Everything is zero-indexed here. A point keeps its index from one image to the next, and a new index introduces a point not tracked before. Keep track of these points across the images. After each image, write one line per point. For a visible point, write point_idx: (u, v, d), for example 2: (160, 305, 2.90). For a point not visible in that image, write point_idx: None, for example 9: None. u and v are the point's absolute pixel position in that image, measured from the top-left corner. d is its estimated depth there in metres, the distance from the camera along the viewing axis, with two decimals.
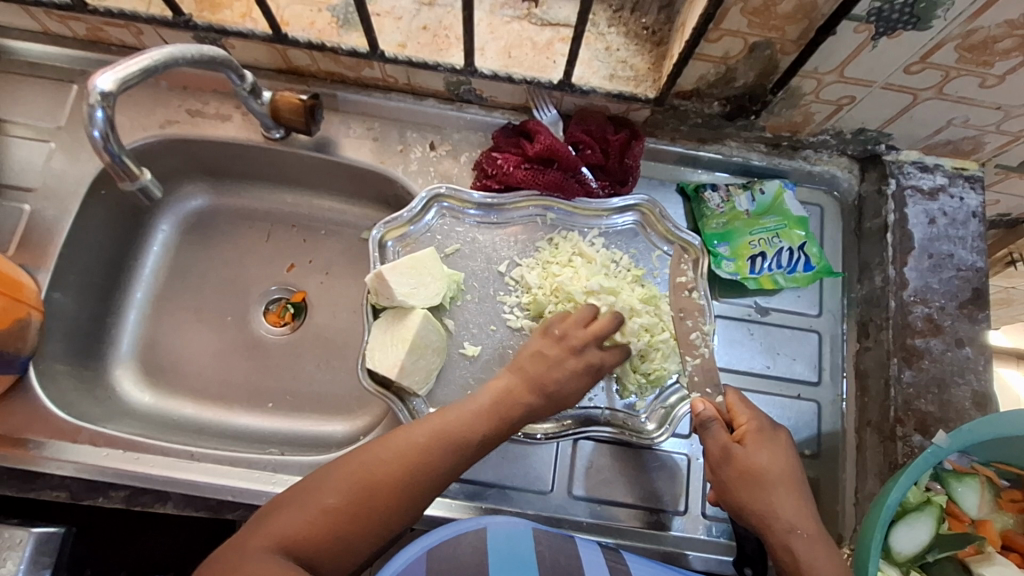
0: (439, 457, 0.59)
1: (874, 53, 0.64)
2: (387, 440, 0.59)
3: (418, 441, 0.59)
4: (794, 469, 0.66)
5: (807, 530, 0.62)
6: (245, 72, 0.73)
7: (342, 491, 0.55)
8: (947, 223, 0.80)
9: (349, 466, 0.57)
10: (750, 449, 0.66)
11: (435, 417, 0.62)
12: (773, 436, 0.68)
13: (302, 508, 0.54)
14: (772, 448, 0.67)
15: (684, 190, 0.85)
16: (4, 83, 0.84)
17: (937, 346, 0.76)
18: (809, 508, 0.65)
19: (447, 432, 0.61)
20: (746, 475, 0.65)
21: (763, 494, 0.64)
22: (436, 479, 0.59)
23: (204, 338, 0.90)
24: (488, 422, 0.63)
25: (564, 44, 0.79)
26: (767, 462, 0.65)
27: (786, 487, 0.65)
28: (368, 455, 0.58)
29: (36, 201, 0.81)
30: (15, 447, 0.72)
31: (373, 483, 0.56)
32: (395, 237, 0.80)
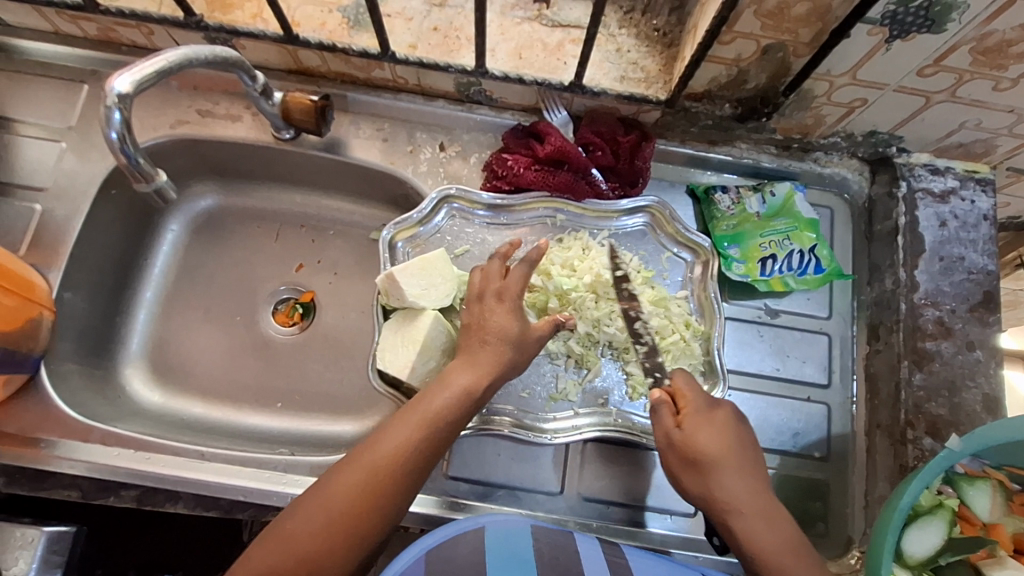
0: (403, 461, 0.60)
1: (888, 56, 0.64)
2: (354, 456, 0.60)
3: (381, 451, 0.60)
4: (736, 444, 0.67)
5: (749, 508, 0.63)
6: (257, 73, 0.73)
7: (316, 518, 0.57)
8: (958, 225, 0.80)
9: (321, 491, 0.59)
10: (689, 431, 0.66)
11: (397, 420, 0.62)
12: (714, 413, 0.68)
13: (278, 539, 0.56)
14: (714, 426, 0.67)
15: (694, 192, 0.85)
16: (15, 82, 0.84)
17: (948, 349, 0.76)
18: (756, 487, 0.65)
19: (421, 425, 0.62)
20: (688, 458, 0.66)
21: (707, 477, 0.65)
22: (404, 481, 0.60)
23: (212, 337, 0.90)
24: (445, 417, 0.63)
25: (575, 46, 0.79)
26: (708, 443, 0.66)
27: (729, 467, 0.65)
28: (336, 477, 0.59)
29: (47, 201, 0.81)
30: (28, 446, 0.72)
31: (342, 504, 0.57)
32: (405, 238, 0.80)
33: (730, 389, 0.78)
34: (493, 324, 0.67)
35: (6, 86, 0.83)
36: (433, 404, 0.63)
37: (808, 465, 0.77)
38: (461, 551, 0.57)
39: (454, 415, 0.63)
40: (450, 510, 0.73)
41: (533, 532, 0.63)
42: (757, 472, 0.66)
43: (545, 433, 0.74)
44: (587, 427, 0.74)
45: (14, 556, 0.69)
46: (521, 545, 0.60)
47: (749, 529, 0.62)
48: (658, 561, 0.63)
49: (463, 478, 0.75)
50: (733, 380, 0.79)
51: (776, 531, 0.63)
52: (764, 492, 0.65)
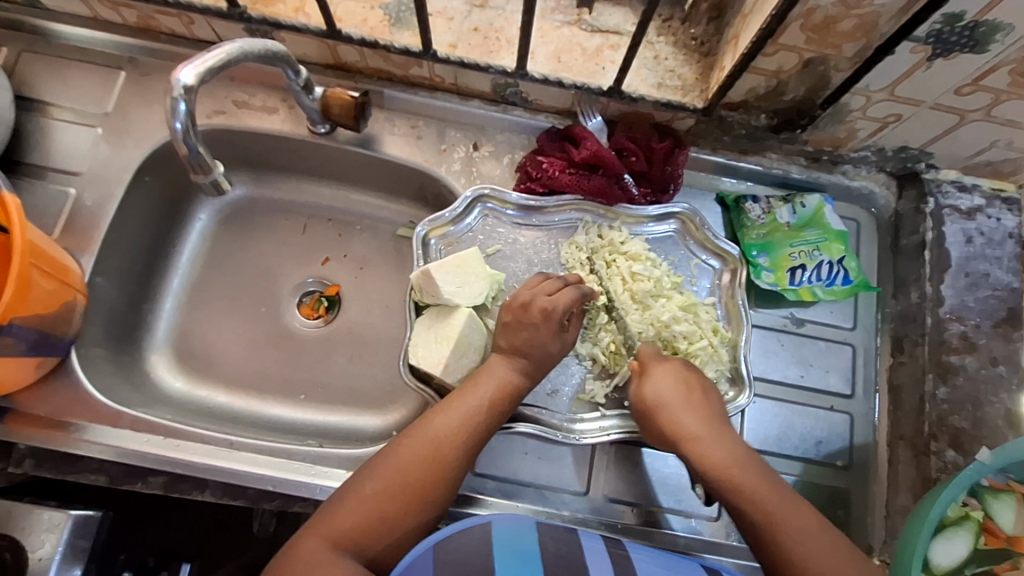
0: (463, 437, 0.64)
1: (927, 74, 0.65)
2: (416, 430, 0.64)
3: (444, 424, 0.64)
4: (688, 387, 0.69)
5: (706, 441, 0.65)
6: (301, 67, 0.73)
7: (386, 482, 0.60)
8: (984, 242, 0.81)
9: (388, 459, 0.62)
10: (641, 385, 0.70)
11: (454, 401, 0.66)
12: (665, 363, 0.71)
13: (351, 501, 0.58)
14: (665, 373, 0.70)
15: (723, 200, 0.86)
16: (52, 67, 0.84)
17: (972, 364, 0.77)
18: (715, 424, 0.67)
19: (470, 410, 0.65)
20: (645, 406, 0.69)
21: (662, 420, 0.68)
22: (464, 453, 0.63)
23: (238, 328, 0.90)
24: (500, 399, 0.67)
25: (613, 52, 0.80)
26: (660, 389, 0.69)
27: (682, 407, 0.68)
28: (403, 445, 0.62)
29: (81, 185, 0.81)
30: (57, 429, 0.72)
31: (410, 470, 0.60)
32: (438, 235, 0.80)
33: (756, 395, 0.79)
34: (536, 341, 0.70)
35: (42, 69, 0.84)
36: (488, 387, 0.67)
37: (829, 474, 0.78)
38: (466, 543, 0.56)
39: (506, 401, 0.68)
40: (478, 508, 0.74)
41: (539, 529, 0.61)
42: (712, 411, 0.68)
43: (572, 433, 0.74)
44: (615, 429, 0.75)
45: (39, 539, 0.69)
46: (527, 540, 0.58)
47: (709, 459, 0.64)
48: (661, 556, 0.62)
49: (490, 475, 0.76)
50: (759, 387, 0.80)
51: (733, 464, 0.64)
52: (721, 429, 0.67)
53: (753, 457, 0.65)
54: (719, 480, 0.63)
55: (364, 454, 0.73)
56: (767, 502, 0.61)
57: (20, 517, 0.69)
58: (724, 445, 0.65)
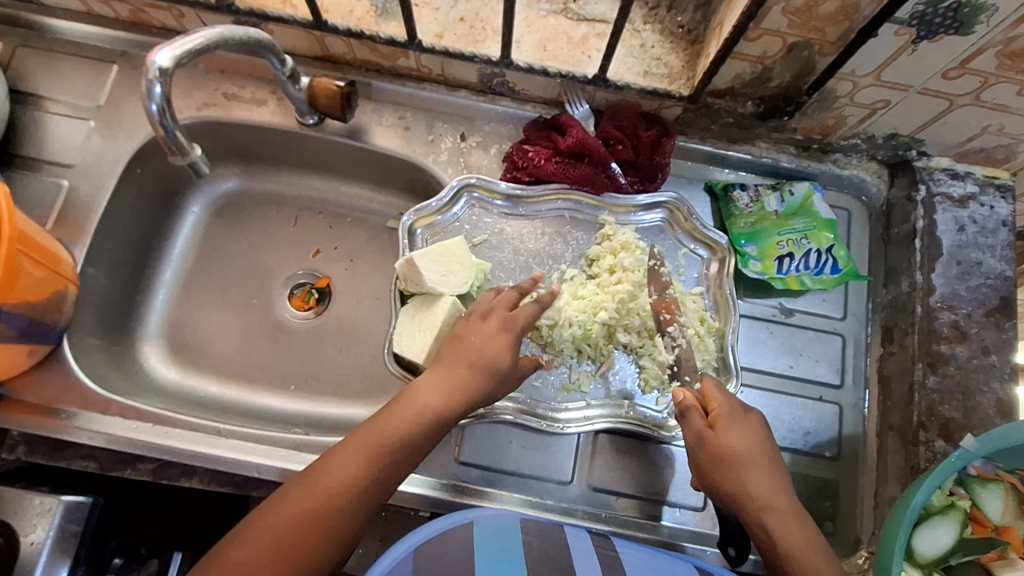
0: (354, 490, 0.59)
1: (913, 57, 0.64)
2: (307, 482, 0.59)
3: (335, 479, 0.59)
4: (763, 447, 0.67)
5: (780, 508, 0.64)
6: (286, 57, 0.74)
7: (258, 549, 0.55)
8: (976, 231, 0.80)
9: (266, 521, 0.57)
10: (720, 433, 0.66)
11: (353, 446, 0.61)
12: (743, 416, 0.68)
13: (214, 569, 0.54)
14: (744, 428, 0.67)
15: (712, 189, 0.86)
16: (46, 61, 0.85)
17: (963, 353, 0.76)
18: (783, 484, 0.66)
19: (365, 462, 0.60)
20: (717, 458, 0.66)
21: (737, 476, 0.65)
22: (395, 474, 0.62)
23: (228, 320, 0.91)
24: (443, 412, 0.64)
25: (599, 40, 0.79)
26: (739, 444, 0.66)
27: (760, 468, 0.65)
28: (328, 467, 0.60)
29: (74, 177, 0.82)
30: (48, 416, 0.73)
31: (334, 494, 0.58)
32: (424, 225, 0.81)
33: (742, 385, 0.79)
34: (486, 347, 0.67)
35: (38, 64, 0.85)
36: (431, 396, 0.64)
37: (818, 464, 0.78)
38: (449, 547, 0.57)
39: (414, 447, 0.63)
40: (462, 495, 0.74)
41: (523, 527, 0.63)
42: (781, 473, 0.67)
43: (557, 423, 0.75)
44: (599, 418, 0.75)
45: (31, 524, 0.70)
46: (512, 542, 0.60)
47: (780, 531, 0.63)
48: (649, 554, 0.63)
49: (474, 464, 0.76)
50: (746, 377, 0.79)
51: (799, 534, 0.63)
52: (789, 493, 0.66)
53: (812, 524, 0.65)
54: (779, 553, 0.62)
55: None
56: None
57: (12, 501, 0.70)
58: (796, 518, 0.64)
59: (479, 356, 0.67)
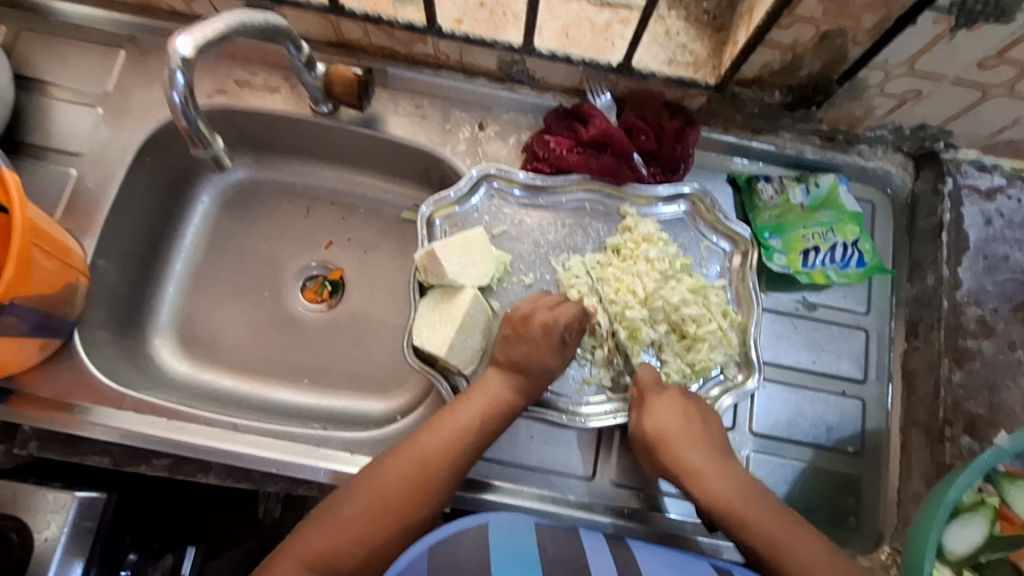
0: (448, 459, 0.64)
1: (950, 46, 0.63)
2: (401, 450, 0.64)
3: (430, 447, 0.63)
4: (687, 419, 0.69)
5: (708, 475, 0.65)
6: (303, 43, 0.71)
7: (366, 507, 0.60)
8: (1004, 224, 0.79)
9: (368, 484, 0.61)
10: (638, 417, 0.70)
11: (442, 419, 0.65)
12: (664, 393, 0.70)
13: (326, 524, 0.59)
14: (665, 402, 0.69)
15: (735, 181, 0.84)
16: (51, 46, 0.83)
17: (989, 349, 0.75)
18: (719, 454, 0.67)
19: (455, 433, 0.64)
20: (646, 439, 0.69)
21: (664, 453, 0.67)
22: (443, 482, 0.63)
23: (241, 312, 0.89)
24: (485, 424, 0.66)
25: (623, 27, 0.77)
26: (660, 420, 0.68)
27: (684, 439, 0.67)
28: (380, 471, 0.62)
29: (82, 166, 0.80)
30: (61, 411, 0.72)
31: (392, 493, 0.60)
32: (443, 216, 0.79)
33: (765, 380, 0.78)
34: (535, 355, 0.69)
35: (43, 48, 0.82)
36: (472, 410, 0.66)
37: (841, 460, 0.77)
38: (462, 547, 0.56)
39: (496, 422, 0.67)
40: (481, 492, 0.73)
41: (538, 530, 0.62)
42: (712, 442, 0.68)
43: (578, 417, 0.74)
44: (621, 413, 0.74)
45: (45, 521, 0.69)
46: (526, 543, 0.59)
47: (712, 494, 0.64)
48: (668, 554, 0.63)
49: (495, 459, 0.75)
50: (769, 372, 0.78)
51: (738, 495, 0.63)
52: (723, 461, 0.67)
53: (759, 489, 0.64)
54: (724, 513, 0.63)
55: (368, 437, 0.73)
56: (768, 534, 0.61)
57: (26, 498, 0.69)
58: (745, 487, 0.64)
59: (516, 374, 0.69)
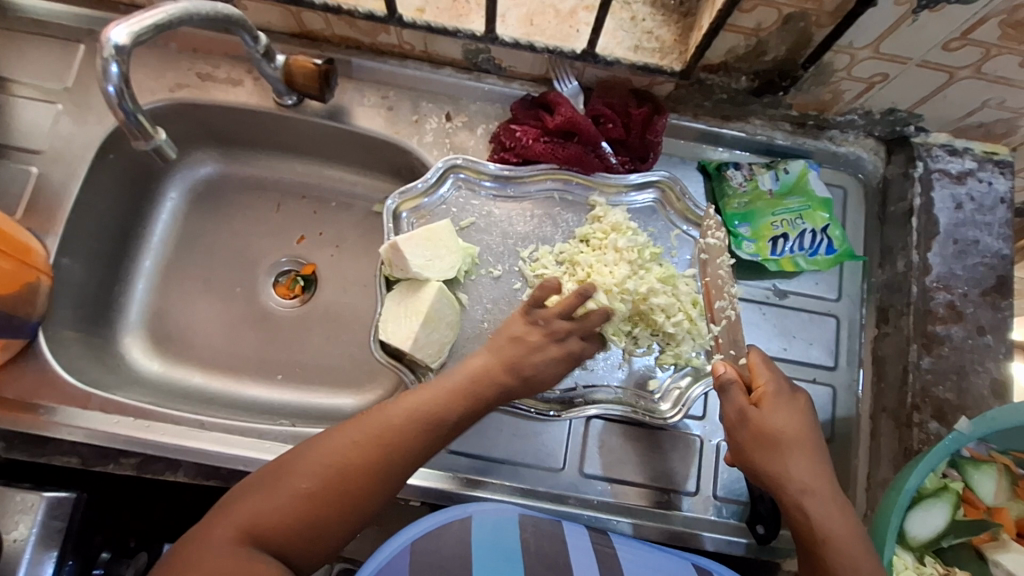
0: (411, 437, 0.60)
1: (913, 28, 0.62)
2: (362, 420, 0.60)
3: (390, 421, 0.60)
4: (807, 429, 0.65)
5: (823, 492, 0.61)
6: (260, 34, 0.70)
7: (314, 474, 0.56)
8: (974, 208, 0.78)
9: (322, 451, 0.57)
10: (766, 411, 0.64)
11: (409, 395, 0.62)
12: (790, 397, 0.66)
13: (268, 489, 0.55)
14: (790, 408, 0.65)
15: (704, 168, 0.83)
16: (8, 40, 0.81)
17: (958, 334, 0.75)
18: (824, 467, 0.64)
19: (422, 411, 0.61)
20: (762, 437, 0.64)
21: (781, 458, 0.63)
22: (413, 451, 0.60)
23: (212, 309, 0.89)
24: (417, 430, 0.60)
25: (588, 13, 0.76)
26: (784, 423, 0.64)
27: (804, 450, 0.63)
28: (294, 470, 0.56)
29: (44, 163, 0.79)
30: (26, 411, 0.71)
31: (348, 460, 0.57)
32: (410, 209, 0.78)
33: None
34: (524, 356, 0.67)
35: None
36: (449, 391, 0.63)
37: None
38: (445, 544, 0.58)
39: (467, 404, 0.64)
40: (449, 484, 0.73)
41: (521, 523, 0.64)
42: (823, 455, 0.65)
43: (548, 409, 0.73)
44: (590, 404, 0.74)
45: (13, 521, 0.69)
46: (509, 538, 0.62)
47: (821, 514, 0.60)
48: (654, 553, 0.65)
49: (464, 453, 0.75)
50: None
51: (845, 518, 0.60)
52: (831, 477, 0.64)
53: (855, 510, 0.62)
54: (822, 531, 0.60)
55: None
56: (857, 559, 0.58)
57: None
58: (837, 501, 0.61)
59: (459, 383, 0.64)
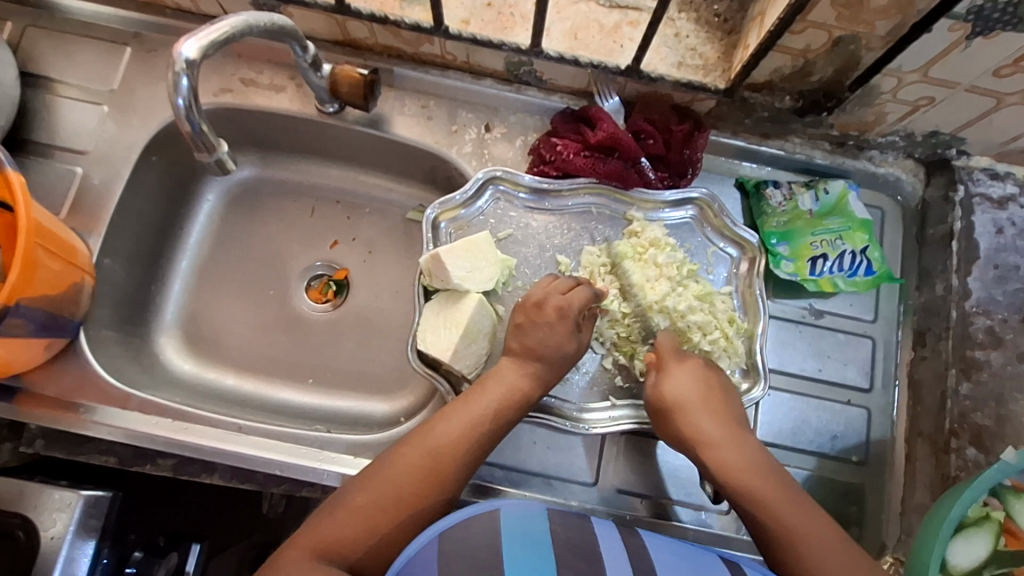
0: (464, 448, 0.62)
1: (965, 54, 0.61)
2: (415, 439, 0.62)
3: (443, 436, 0.62)
4: (710, 390, 0.68)
5: (724, 445, 0.65)
6: (308, 44, 0.71)
7: (378, 496, 0.58)
8: (1015, 233, 0.78)
9: (388, 471, 0.60)
10: (660, 379, 0.69)
11: (457, 408, 0.65)
12: (686, 361, 0.70)
13: (338, 512, 0.57)
14: (687, 372, 0.69)
15: (743, 186, 0.83)
16: (57, 42, 0.82)
17: (997, 360, 0.74)
18: (735, 426, 0.67)
19: (474, 422, 0.64)
20: (663, 405, 0.68)
21: (682, 423, 0.67)
22: (466, 466, 0.62)
23: (245, 311, 0.89)
24: (458, 453, 0.62)
25: (632, 29, 0.76)
26: (680, 386, 0.68)
27: (704, 411, 0.67)
28: (357, 494, 0.58)
29: (87, 164, 0.80)
30: (65, 410, 0.72)
31: (408, 482, 0.59)
32: (448, 219, 0.78)
33: (770, 388, 0.77)
34: (549, 338, 0.68)
35: (48, 45, 0.82)
36: (496, 396, 0.66)
37: (845, 469, 0.77)
38: (473, 534, 0.54)
39: (512, 411, 0.66)
40: (485, 496, 0.73)
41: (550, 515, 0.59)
42: (733, 415, 0.68)
43: (582, 423, 0.73)
44: (624, 419, 0.74)
45: (51, 518, 0.69)
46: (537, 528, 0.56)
47: (726, 464, 0.64)
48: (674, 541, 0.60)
49: (497, 464, 0.75)
50: (775, 380, 0.78)
51: (754, 467, 0.63)
52: (742, 433, 0.66)
53: (775, 465, 0.64)
54: (734, 483, 0.63)
55: (372, 440, 0.73)
56: (775, 505, 0.60)
57: (31, 495, 0.69)
58: (739, 448, 0.65)
59: (489, 405, 0.65)
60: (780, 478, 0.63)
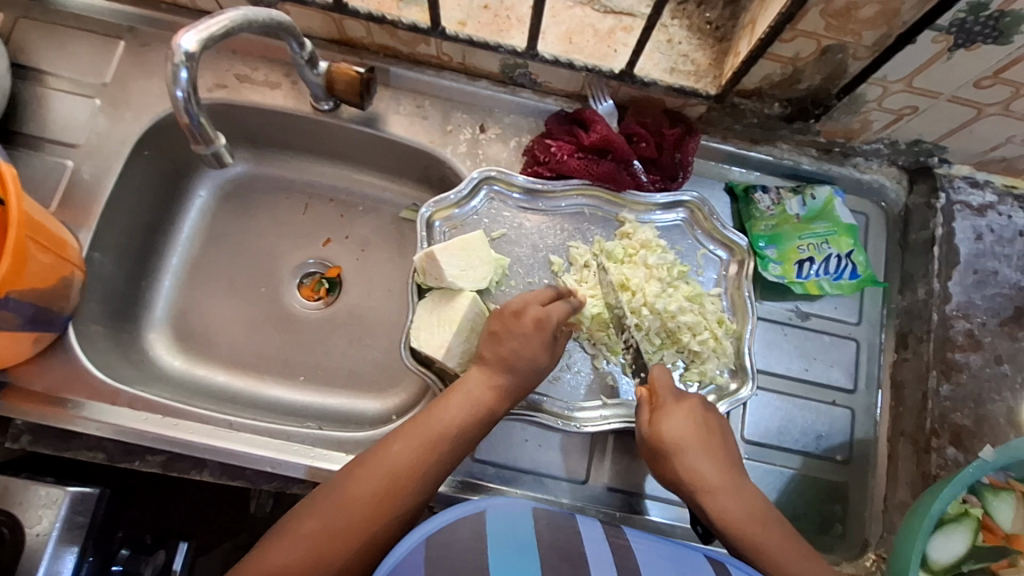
0: (419, 470, 0.61)
1: (947, 65, 0.63)
2: (370, 461, 0.61)
3: (398, 458, 0.61)
4: (706, 430, 0.68)
5: (724, 489, 0.64)
6: (306, 41, 0.71)
7: (328, 522, 0.57)
8: (994, 240, 0.80)
9: (339, 496, 0.59)
10: (658, 418, 0.68)
11: (414, 428, 0.63)
12: (682, 401, 0.69)
13: (285, 539, 0.56)
14: (682, 413, 0.68)
15: (732, 190, 0.85)
16: (48, 34, 0.81)
17: (976, 362, 0.77)
18: (731, 469, 0.66)
19: (430, 442, 0.62)
20: (660, 444, 0.67)
21: (681, 464, 0.65)
22: (422, 487, 0.61)
23: (236, 307, 0.89)
24: (412, 476, 0.61)
25: (626, 34, 0.77)
26: (677, 428, 0.67)
27: (702, 453, 0.66)
28: (305, 521, 0.57)
29: (78, 158, 0.79)
30: (53, 406, 0.71)
31: (360, 505, 0.58)
32: (442, 218, 0.79)
33: (758, 388, 0.79)
34: (523, 348, 0.68)
35: (39, 37, 0.81)
36: (455, 414, 0.64)
37: (829, 468, 0.78)
38: (460, 538, 0.54)
39: (471, 429, 0.65)
40: (478, 494, 0.74)
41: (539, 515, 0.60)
42: (730, 458, 0.67)
43: (573, 422, 0.74)
44: (615, 418, 0.75)
45: (36, 515, 0.68)
46: (521, 531, 0.57)
47: (727, 510, 0.63)
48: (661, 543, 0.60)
49: (489, 461, 0.75)
50: (762, 380, 0.79)
51: (752, 512, 0.63)
52: (739, 477, 0.66)
53: (773, 509, 0.64)
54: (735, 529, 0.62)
55: (365, 437, 0.73)
56: (774, 551, 0.60)
57: (16, 492, 0.68)
58: (738, 492, 0.64)
59: (447, 424, 0.64)
60: (778, 522, 0.63)
